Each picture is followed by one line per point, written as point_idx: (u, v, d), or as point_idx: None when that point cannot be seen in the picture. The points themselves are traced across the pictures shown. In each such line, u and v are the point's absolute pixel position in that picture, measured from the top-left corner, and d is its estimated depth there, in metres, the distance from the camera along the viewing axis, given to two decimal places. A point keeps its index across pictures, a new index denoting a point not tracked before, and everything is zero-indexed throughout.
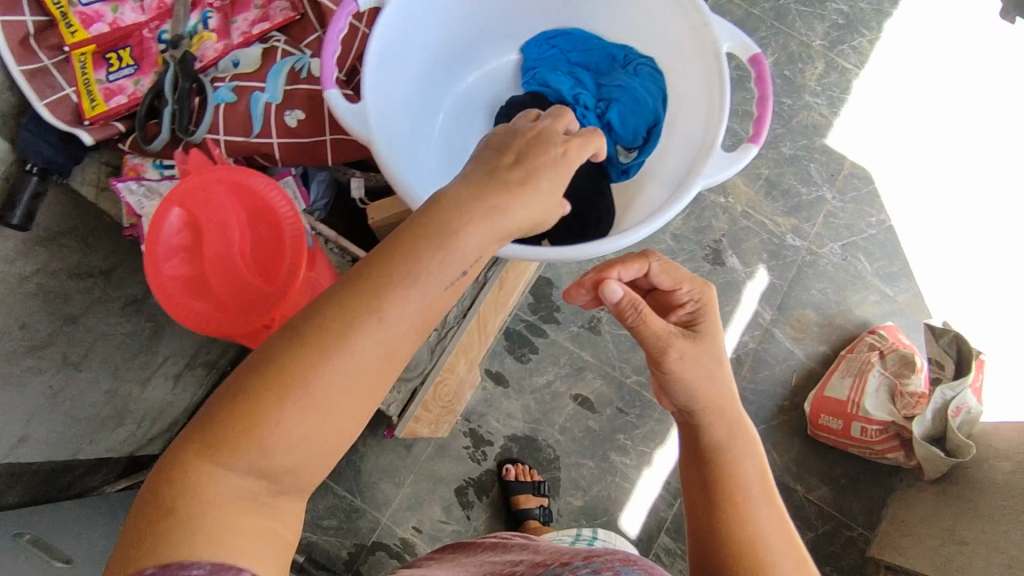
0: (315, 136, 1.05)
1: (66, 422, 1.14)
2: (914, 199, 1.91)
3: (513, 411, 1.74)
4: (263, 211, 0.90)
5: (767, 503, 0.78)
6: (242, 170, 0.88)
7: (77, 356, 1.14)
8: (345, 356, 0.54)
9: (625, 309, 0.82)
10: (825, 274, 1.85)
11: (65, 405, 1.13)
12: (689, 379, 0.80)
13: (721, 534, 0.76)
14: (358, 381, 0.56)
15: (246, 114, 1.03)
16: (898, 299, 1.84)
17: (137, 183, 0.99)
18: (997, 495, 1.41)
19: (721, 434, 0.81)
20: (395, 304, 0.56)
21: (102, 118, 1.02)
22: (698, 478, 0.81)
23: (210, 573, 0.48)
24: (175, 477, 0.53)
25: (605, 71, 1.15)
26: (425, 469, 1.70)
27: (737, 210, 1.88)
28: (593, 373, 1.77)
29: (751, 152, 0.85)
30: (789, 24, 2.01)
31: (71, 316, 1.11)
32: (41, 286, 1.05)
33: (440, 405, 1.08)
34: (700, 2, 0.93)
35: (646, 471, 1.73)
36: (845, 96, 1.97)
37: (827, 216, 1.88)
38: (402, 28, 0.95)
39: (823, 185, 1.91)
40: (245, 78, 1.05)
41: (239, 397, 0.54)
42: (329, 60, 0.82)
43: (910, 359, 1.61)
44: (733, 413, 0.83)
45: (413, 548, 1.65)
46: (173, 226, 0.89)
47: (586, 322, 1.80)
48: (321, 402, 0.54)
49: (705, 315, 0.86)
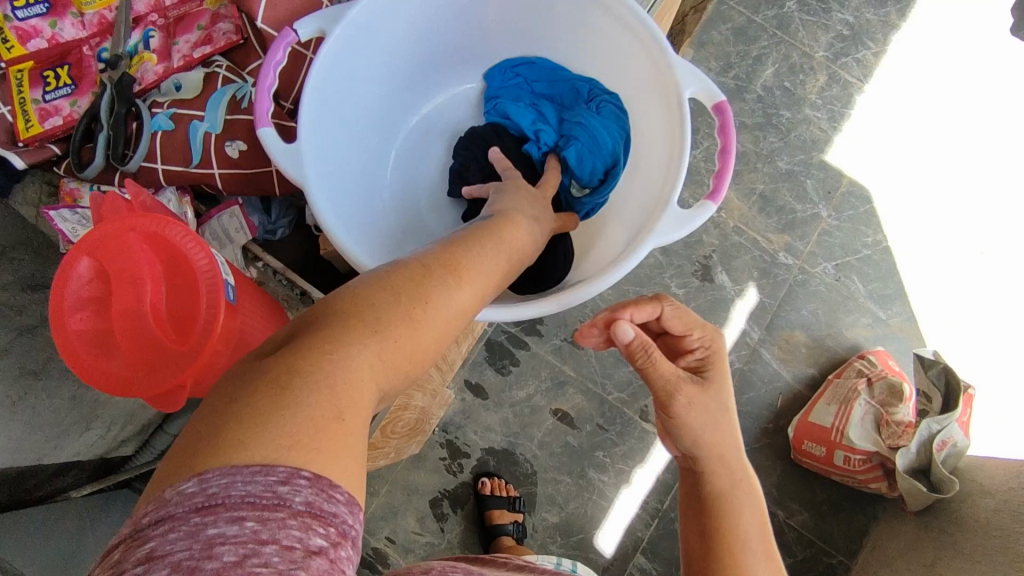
0: (259, 167, 0.99)
1: (29, 428, 1.04)
2: (912, 219, 1.85)
3: (491, 423, 1.58)
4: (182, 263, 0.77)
5: (771, 561, 0.72)
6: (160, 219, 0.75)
7: (35, 366, 1.08)
8: (438, 309, 0.60)
9: (635, 351, 0.77)
10: (817, 295, 1.80)
11: (26, 413, 1.05)
12: (696, 421, 0.76)
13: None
14: (436, 341, 0.60)
15: (184, 143, 0.97)
16: (890, 323, 1.79)
17: (72, 209, 0.92)
18: (975, 534, 1.36)
19: (724, 482, 0.77)
20: (467, 280, 0.66)
21: (37, 139, 0.96)
22: (698, 526, 0.75)
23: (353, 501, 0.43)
24: (305, 380, 0.47)
25: (569, 104, 1.09)
26: (400, 477, 1.53)
27: (729, 226, 1.83)
28: (575, 388, 1.61)
29: (709, 210, 0.82)
30: (792, 34, 1.95)
31: (29, 326, 1.09)
32: None
33: (402, 431, 1.05)
34: (664, 43, 0.89)
35: (624, 490, 1.57)
36: (846, 110, 1.91)
37: (821, 234, 1.83)
38: (347, 62, 0.91)
39: (819, 203, 1.85)
40: (184, 104, 0.99)
41: (368, 313, 0.55)
42: (264, 99, 0.79)
43: (897, 387, 1.57)
44: (739, 463, 0.78)
45: (386, 559, 1.50)
46: (82, 277, 0.77)
47: (570, 335, 1.63)
48: (416, 348, 0.57)
49: (714, 364, 0.81)
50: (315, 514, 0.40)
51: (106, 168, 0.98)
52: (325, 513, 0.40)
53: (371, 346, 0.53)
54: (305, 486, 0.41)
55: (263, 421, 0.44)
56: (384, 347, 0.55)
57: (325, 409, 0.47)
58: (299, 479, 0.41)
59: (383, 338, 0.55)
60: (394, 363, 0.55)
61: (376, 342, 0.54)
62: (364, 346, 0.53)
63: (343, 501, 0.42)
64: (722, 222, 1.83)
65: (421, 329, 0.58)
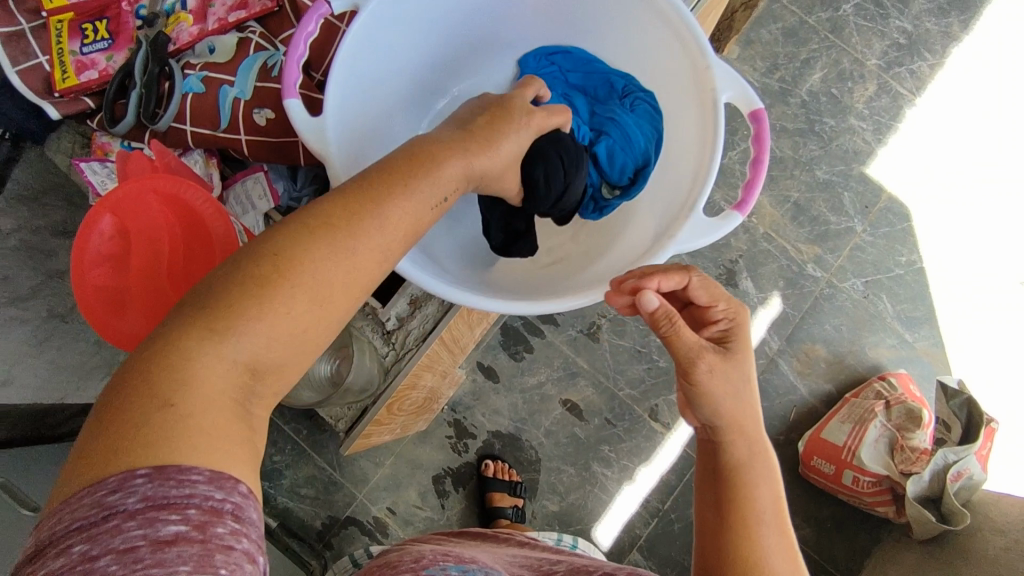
0: (286, 136, 0.98)
1: (51, 369, 1.07)
2: (950, 241, 1.79)
3: (500, 407, 1.58)
4: (201, 229, 0.79)
5: (783, 538, 0.69)
6: (183, 181, 0.78)
7: (63, 308, 1.11)
8: (313, 266, 0.52)
9: (659, 321, 0.69)
10: (842, 310, 1.76)
11: (52, 352, 1.08)
12: (717, 392, 0.69)
13: (727, 563, 0.67)
14: (340, 292, 0.54)
15: (213, 108, 0.96)
16: (916, 346, 1.74)
17: (102, 164, 0.95)
18: (982, 568, 1.33)
19: (742, 453, 0.71)
20: (372, 218, 0.56)
21: (73, 92, 0.97)
22: (712, 498, 0.71)
23: (210, 480, 0.42)
24: (144, 380, 0.46)
25: (602, 98, 1.07)
26: (406, 451, 1.54)
27: (759, 232, 1.79)
28: (586, 380, 1.60)
29: (735, 221, 0.81)
30: (844, 38, 1.88)
31: (57, 271, 1.11)
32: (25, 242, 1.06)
33: (410, 408, 1.05)
34: (706, 44, 0.87)
35: (626, 487, 1.56)
36: (893, 123, 1.84)
37: (854, 249, 1.78)
38: (378, 38, 0.91)
39: (855, 217, 1.80)
40: (217, 68, 0.98)
41: (221, 289, 0.50)
42: (293, 69, 0.78)
43: (916, 413, 1.53)
44: (759, 434, 0.72)
45: (386, 529, 1.51)
46: (104, 235, 0.76)
47: (587, 327, 1.62)
48: (290, 314, 0.51)
49: (737, 329, 0.72)
50: (156, 507, 0.40)
51: (137, 126, 0.98)
52: (174, 501, 0.40)
53: (242, 323, 0.49)
54: (140, 485, 0.40)
55: (105, 432, 0.43)
56: (264, 320, 0.50)
57: (157, 401, 0.45)
58: (133, 480, 0.40)
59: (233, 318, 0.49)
60: (283, 331, 0.51)
61: (251, 318, 0.50)
62: (213, 332, 0.49)
63: (202, 481, 0.42)
64: (752, 228, 1.78)
65: (312, 288, 0.52)
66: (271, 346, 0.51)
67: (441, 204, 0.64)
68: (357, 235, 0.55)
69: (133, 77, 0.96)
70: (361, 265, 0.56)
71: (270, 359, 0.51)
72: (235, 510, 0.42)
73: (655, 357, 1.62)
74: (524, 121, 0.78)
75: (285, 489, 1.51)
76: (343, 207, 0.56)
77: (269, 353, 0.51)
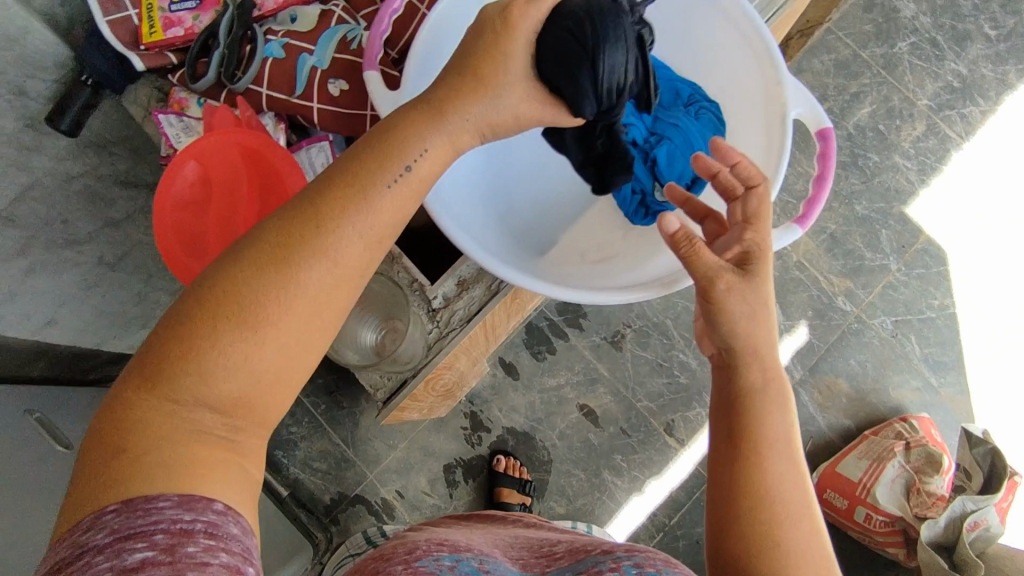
0: (357, 109, 0.99)
1: (95, 312, 1.17)
2: (984, 289, 1.77)
3: (517, 404, 1.59)
4: (275, 184, 0.84)
5: (795, 468, 0.63)
6: (263, 137, 0.84)
7: (113, 258, 1.14)
8: (251, 301, 0.51)
9: (678, 243, 0.63)
10: (869, 347, 1.74)
11: (97, 297, 1.15)
12: (736, 313, 0.63)
13: (737, 491, 0.62)
14: (303, 316, 0.53)
15: (291, 72, 0.98)
16: (940, 391, 1.73)
17: (178, 118, 0.99)
18: None
19: (756, 380, 0.65)
20: (312, 236, 0.53)
21: (157, 47, 0.96)
22: (722, 426, 0.65)
23: (178, 505, 0.45)
24: (108, 431, 0.49)
25: (665, 104, 1.04)
26: (421, 437, 1.55)
27: (792, 259, 1.78)
28: (605, 388, 1.60)
29: (795, 234, 0.81)
30: (897, 76, 1.86)
31: (113, 220, 1.11)
32: (88, 188, 1.03)
33: (436, 393, 1.06)
34: (780, 58, 0.90)
35: (634, 498, 1.56)
36: (937, 165, 1.83)
37: (886, 287, 1.77)
38: (461, 20, 0.93)
39: (890, 255, 1.78)
40: (297, 36, 1.00)
41: (165, 335, 0.51)
42: (376, 42, 0.81)
43: (936, 458, 1.50)
44: (776, 359, 0.66)
45: (392, 512, 1.52)
46: (187, 180, 0.84)
47: (611, 335, 1.63)
48: (235, 350, 0.51)
49: (760, 249, 0.66)
50: (123, 537, 0.43)
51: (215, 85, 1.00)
52: (140, 530, 0.43)
53: (194, 363, 0.50)
54: (109, 519, 0.44)
55: (81, 484, 0.47)
56: (216, 358, 0.50)
57: (117, 450, 0.48)
58: (103, 517, 0.44)
59: (173, 365, 0.50)
60: (243, 365, 0.51)
61: (204, 357, 0.50)
62: (158, 383, 0.50)
63: (170, 506, 0.45)
64: (786, 254, 1.77)
65: (266, 322, 0.52)
66: (233, 380, 0.51)
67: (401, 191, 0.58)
68: (308, 256, 0.53)
69: (216, 38, 0.96)
70: (317, 287, 0.54)
71: (240, 393, 0.52)
72: (207, 528, 0.45)
73: (675, 372, 1.62)
74: (498, 30, 0.63)
75: (298, 461, 1.53)
76: (287, 227, 0.53)
77: (236, 387, 0.51)
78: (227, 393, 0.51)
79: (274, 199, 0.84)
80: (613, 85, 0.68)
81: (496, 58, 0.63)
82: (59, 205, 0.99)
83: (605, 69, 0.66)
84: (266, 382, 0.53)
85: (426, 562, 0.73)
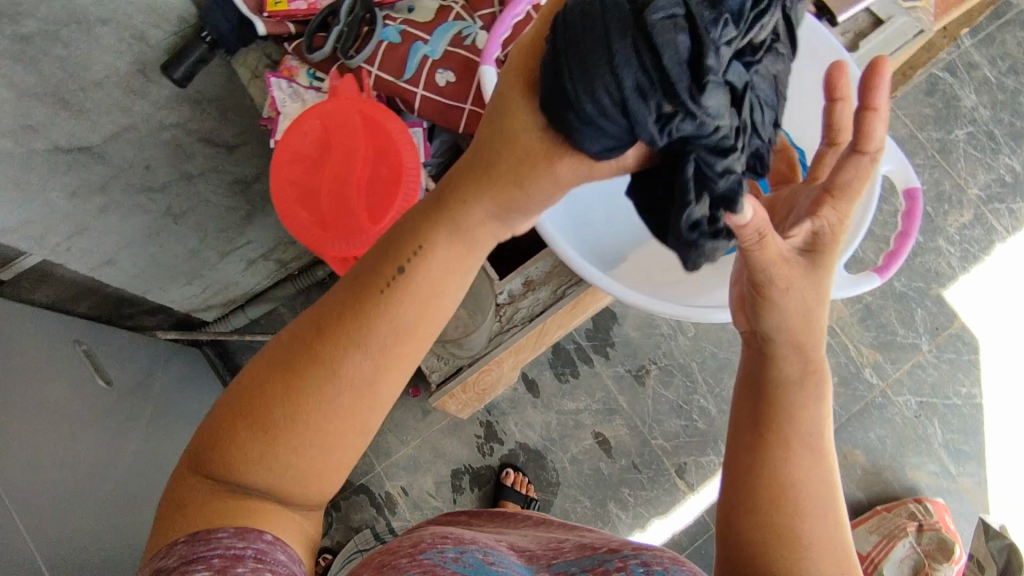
0: (458, 101, 1.02)
1: (149, 262, 1.23)
2: (1012, 385, 1.76)
3: (533, 421, 1.59)
4: (389, 152, 0.91)
5: (823, 464, 0.61)
6: (383, 108, 0.91)
7: (179, 211, 1.18)
8: (280, 397, 0.54)
9: (744, 236, 0.53)
10: (890, 423, 1.73)
11: (153, 247, 1.21)
12: (792, 294, 0.58)
13: (757, 476, 0.60)
14: (331, 419, 0.54)
15: (403, 57, 1.02)
16: (956, 479, 1.71)
17: (289, 83, 1.03)
18: None
19: (795, 370, 0.61)
20: (333, 331, 0.55)
21: (280, 16, 1.03)
22: (749, 410, 0.63)
23: (234, 535, 0.50)
24: (173, 508, 0.54)
25: None
26: (434, 438, 1.55)
27: (824, 324, 1.78)
28: (623, 419, 1.60)
29: (872, 282, 0.87)
30: (951, 162, 1.88)
31: (189, 173, 1.13)
32: (174, 139, 1.06)
33: (475, 391, 1.10)
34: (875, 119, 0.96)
35: (636, 534, 1.55)
36: (980, 255, 1.83)
37: (915, 366, 1.76)
38: None
39: (923, 335, 1.78)
40: (414, 26, 1.04)
41: (210, 426, 0.55)
42: (497, 39, 0.91)
43: (948, 546, 1.49)
44: (822, 350, 0.61)
45: (393, 507, 1.53)
46: (309, 136, 0.93)
47: (635, 369, 1.63)
48: (269, 441, 0.54)
49: (832, 232, 0.59)
50: (187, 561, 0.48)
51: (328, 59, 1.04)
52: (200, 554, 0.48)
53: (231, 454, 0.54)
54: (178, 548, 0.50)
55: (155, 537, 0.53)
56: (249, 453, 0.54)
57: (175, 518, 0.53)
58: (173, 547, 0.50)
59: (217, 454, 0.54)
60: (276, 459, 0.54)
61: (236, 453, 0.54)
62: (203, 470, 0.54)
63: (227, 535, 0.50)
64: None
65: (299, 424, 0.54)
66: (264, 473, 0.54)
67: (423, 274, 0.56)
68: (332, 361, 0.54)
69: (337, 17, 1.01)
70: (338, 392, 0.54)
71: (282, 481, 0.54)
72: (257, 553, 0.50)
73: (694, 416, 1.61)
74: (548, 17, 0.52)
75: None
76: (306, 335, 0.56)
77: (270, 481, 0.54)
78: (273, 477, 0.54)
79: (386, 167, 0.92)
80: (608, 105, 0.45)
81: (500, 146, 0.52)
82: (145, 150, 1.02)
83: (583, 112, 0.45)
84: (302, 472, 0.55)
85: (431, 555, 0.67)
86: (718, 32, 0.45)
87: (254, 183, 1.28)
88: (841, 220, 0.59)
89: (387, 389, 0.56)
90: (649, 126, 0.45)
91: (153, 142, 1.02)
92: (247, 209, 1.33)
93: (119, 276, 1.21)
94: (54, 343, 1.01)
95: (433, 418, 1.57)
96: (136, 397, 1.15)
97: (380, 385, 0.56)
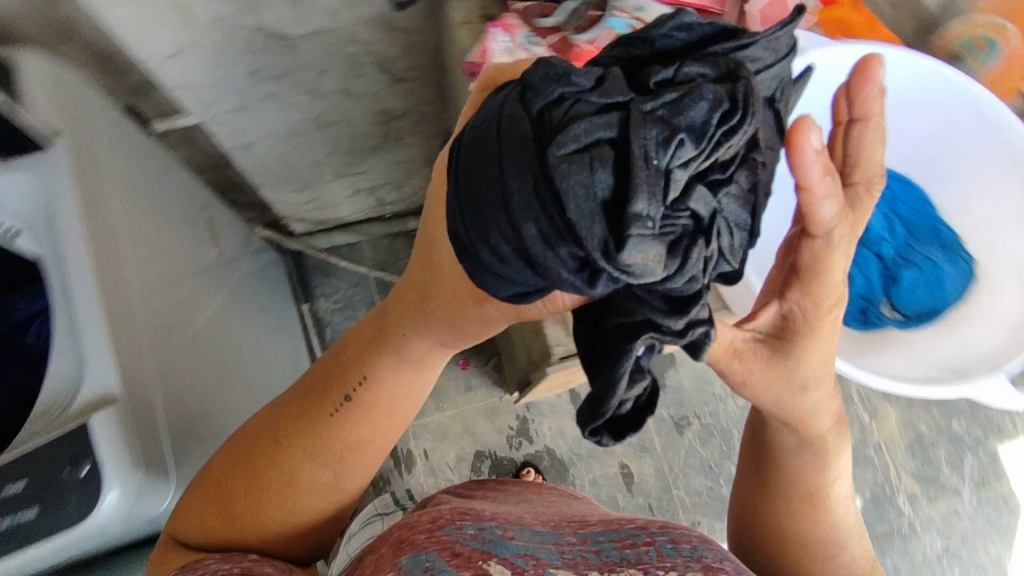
0: None
1: (277, 157, 1.28)
2: None
3: (566, 431, 1.59)
4: None
5: (822, 514, 0.73)
6: None
7: (324, 122, 1.22)
8: (266, 463, 0.73)
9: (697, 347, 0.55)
10: (911, 558, 1.67)
11: (288, 146, 1.26)
12: (772, 385, 0.63)
13: (773, 535, 0.75)
14: (322, 465, 0.73)
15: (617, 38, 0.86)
16: None
17: (506, 36, 0.87)
18: None
19: (789, 441, 0.71)
20: (306, 423, 0.73)
21: None
22: (778, 488, 0.74)
23: (219, 559, 0.66)
24: (165, 554, 0.73)
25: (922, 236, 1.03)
26: (470, 413, 1.58)
27: (872, 437, 1.74)
28: (652, 460, 1.59)
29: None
30: None
31: (350, 89, 1.15)
32: (354, 54, 1.06)
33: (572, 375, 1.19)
34: None
35: None
36: None
37: (950, 512, 1.68)
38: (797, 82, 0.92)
39: (966, 483, 1.69)
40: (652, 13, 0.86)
41: (208, 482, 0.75)
42: None
43: None
44: (813, 427, 0.68)
45: (410, 466, 1.54)
46: None
47: (678, 417, 1.62)
48: (255, 493, 0.72)
49: (805, 318, 0.61)
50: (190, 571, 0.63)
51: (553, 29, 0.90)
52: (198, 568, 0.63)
53: (212, 530, 0.73)
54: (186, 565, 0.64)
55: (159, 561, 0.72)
56: (224, 517, 0.73)
57: (173, 555, 0.72)
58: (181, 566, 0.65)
59: (205, 512, 0.73)
60: (267, 495, 0.73)
61: (219, 514, 0.73)
62: (200, 510, 0.74)
63: (211, 562, 0.65)
64: (868, 429, 1.73)
65: (288, 476, 0.73)
66: (252, 512, 0.73)
67: (362, 383, 0.72)
68: (292, 472, 0.72)
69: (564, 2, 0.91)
70: (321, 448, 0.72)
71: (272, 518, 0.74)
72: (246, 567, 0.64)
73: (722, 482, 1.58)
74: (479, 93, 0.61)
75: None
76: (262, 446, 0.74)
77: (262, 514, 0.73)
78: (266, 513, 0.73)
79: None
80: (516, 250, 0.48)
81: (445, 288, 0.62)
82: (327, 57, 1.04)
83: (499, 246, 0.49)
84: (291, 506, 0.74)
85: (450, 529, 0.67)
86: (659, 182, 0.43)
87: (397, 120, 1.30)
88: (816, 303, 0.61)
89: (360, 454, 0.74)
90: (568, 274, 0.47)
91: (338, 51, 1.04)
92: (379, 141, 1.36)
93: (248, 161, 1.26)
94: (184, 203, 1.05)
95: (473, 395, 1.60)
96: (231, 278, 1.19)
97: (357, 447, 0.73)
